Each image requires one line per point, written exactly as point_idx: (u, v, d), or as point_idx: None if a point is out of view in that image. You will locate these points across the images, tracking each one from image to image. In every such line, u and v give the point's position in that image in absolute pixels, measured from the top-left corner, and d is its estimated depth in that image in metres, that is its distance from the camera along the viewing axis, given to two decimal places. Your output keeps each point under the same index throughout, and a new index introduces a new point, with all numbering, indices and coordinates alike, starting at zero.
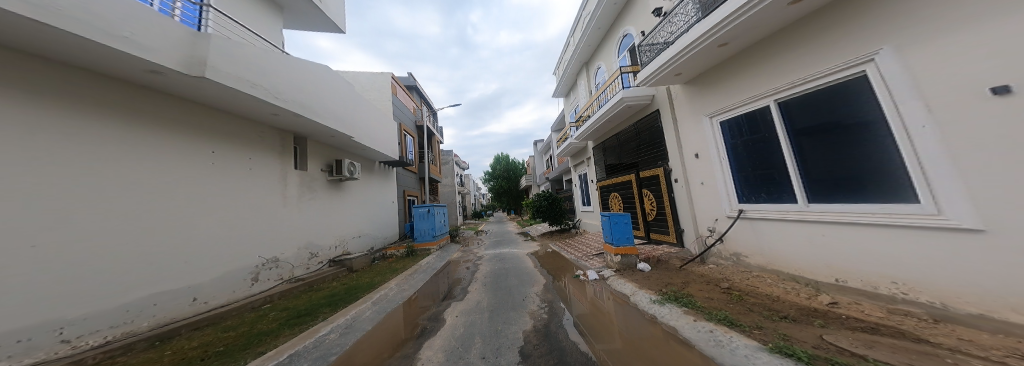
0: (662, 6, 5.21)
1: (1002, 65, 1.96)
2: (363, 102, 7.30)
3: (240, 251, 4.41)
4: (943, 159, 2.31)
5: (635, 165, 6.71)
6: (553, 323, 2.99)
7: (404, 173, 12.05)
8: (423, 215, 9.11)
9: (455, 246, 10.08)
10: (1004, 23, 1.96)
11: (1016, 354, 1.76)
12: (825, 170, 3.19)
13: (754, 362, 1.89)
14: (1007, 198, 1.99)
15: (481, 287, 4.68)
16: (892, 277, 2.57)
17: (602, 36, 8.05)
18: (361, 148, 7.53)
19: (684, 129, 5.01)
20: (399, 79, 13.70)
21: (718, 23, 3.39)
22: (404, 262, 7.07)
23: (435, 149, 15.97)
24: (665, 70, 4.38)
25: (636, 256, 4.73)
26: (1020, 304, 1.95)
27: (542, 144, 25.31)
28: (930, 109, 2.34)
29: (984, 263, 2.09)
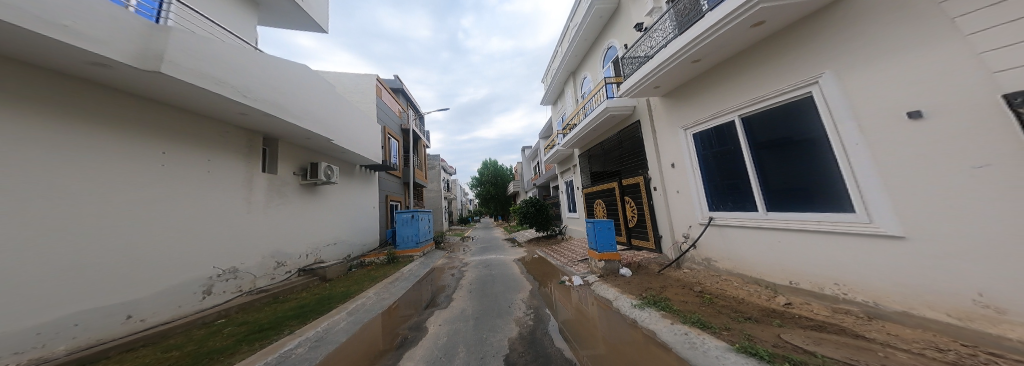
0: (644, 22, 5.53)
1: (920, 95, 2.28)
2: (345, 103, 7.00)
3: (190, 261, 3.99)
4: (872, 174, 2.62)
5: (618, 173, 6.95)
6: (539, 330, 2.97)
7: (388, 177, 11.65)
8: (406, 221, 8.81)
9: (439, 252, 9.79)
10: (919, 61, 2.29)
11: (932, 346, 2.00)
12: (781, 182, 3.49)
13: (723, 362, 2.00)
14: (923, 209, 2.29)
15: (467, 294, 4.57)
16: (835, 279, 2.84)
17: (588, 47, 8.37)
18: (340, 151, 7.17)
19: (662, 140, 5.28)
20: (385, 81, 13.36)
21: (691, 42, 3.65)
22: (384, 270, 6.71)
23: (422, 153, 15.62)
24: (645, 82, 4.63)
25: (618, 262, 4.84)
26: (934, 302, 2.23)
27: (530, 150, 25.42)
28: (862, 129, 2.66)
29: (905, 267, 2.39)
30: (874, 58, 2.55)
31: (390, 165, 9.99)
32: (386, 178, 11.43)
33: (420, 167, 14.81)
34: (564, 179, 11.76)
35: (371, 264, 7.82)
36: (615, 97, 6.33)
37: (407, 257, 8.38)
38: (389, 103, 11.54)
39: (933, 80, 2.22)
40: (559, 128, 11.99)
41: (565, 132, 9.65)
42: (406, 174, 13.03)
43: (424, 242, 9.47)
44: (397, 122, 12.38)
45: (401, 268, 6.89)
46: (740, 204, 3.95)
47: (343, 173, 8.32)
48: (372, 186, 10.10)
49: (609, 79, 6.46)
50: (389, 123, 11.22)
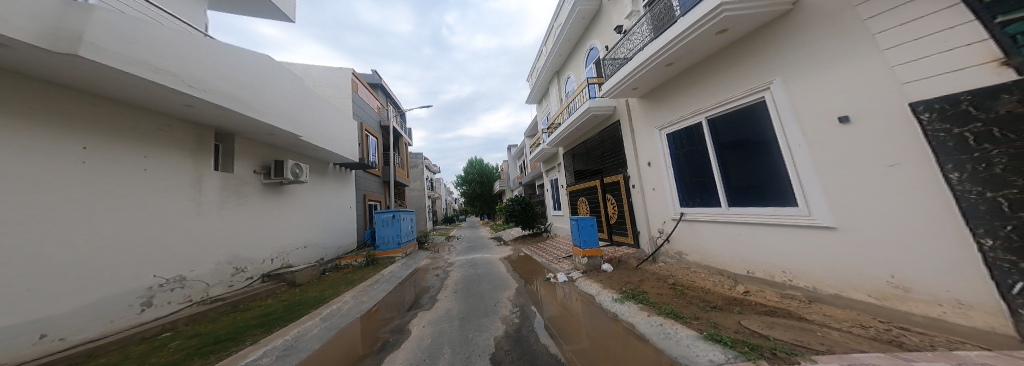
0: (623, 24, 5.74)
1: (849, 102, 2.59)
2: (316, 97, 6.55)
3: (122, 271, 3.53)
4: (813, 173, 2.93)
5: (599, 171, 7.18)
6: (525, 327, 3.00)
7: (367, 176, 11.13)
8: (387, 221, 8.46)
9: (422, 253, 9.52)
10: (849, 72, 2.59)
11: (857, 324, 2.31)
12: (739, 180, 3.78)
13: (693, 350, 2.13)
14: (853, 203, 2.61)
15: (452, 294, 4.48)
16: (783, 268, 3.16)
17: (570, 47, 8.53)
18: (311, 148, 6.70)
19: (640, 139, 5.52)
20: (362, 76, 12.73)
21: (664, 47, 3.84)
22: (363, 273, 6.39)
23: (403, 152, 15.10)
24: (623, 84, 4.82)
25: (600, 258, 5.01)
26: (858, 284, 2.56)
27: (516, 148, 25.37)
28: (805, 132, 2.96)
29: (837, 255, 2.71)
30: (816, 67, 2.83)
31: (368, 163, 9.52)
32: (365, 177, 10.92)
33: (401, 165, 14.28)
34: (549, 177, 11.93)
35: (348, 267, 7.42)
36: (597, 97, 6.51)
37: (387, 259, 8.05)
38: (366, 99, 10.98)
39: (858, 90, 2.53)
40: (544, 127, 12.11)
41: (549, 131, 9.78)
42: (387, 173, 12.51)
43: (406, 242, 9.16)
44: (376, 119, 11.81)
45: (381, 270, 6.60)
46: (706, 201, 4.24)
47: (314, 172, 7.79)
48: (348, 185, 9.58)
49: (591, 79, 6.63)
50: (367, 120, 10.68)
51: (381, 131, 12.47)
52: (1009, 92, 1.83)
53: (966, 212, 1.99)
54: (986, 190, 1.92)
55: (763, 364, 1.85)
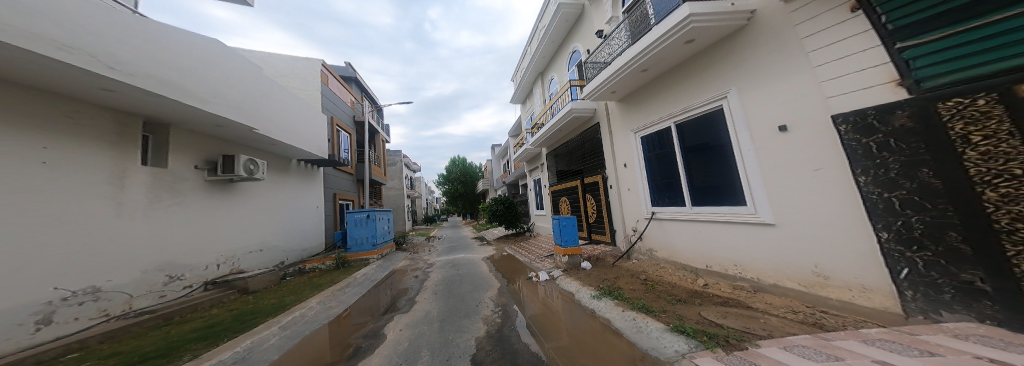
0: (604, 29, 5.93)
1: (788, 113, 2.91)
2: (276, 86, 5.98)
3: (12, 283, 2.96)
4: (759, 176, 3.25)
5: (580, 172, 7.38)
6: (506, 326, 3.00)
7: (339, 174, 10.47)
8: (361, 222, 8.01)
9: (399, 254, 9.14)
10: (790, 85, 2.89)
11: (791, 310, 2.65)
12: (700, 181, 4.07)
13: (661, 342, 2.28)
14: (790, 203, 2.93)
15: (431, 296, 4.36)
16: (734, 262, 3.49)
17: (554, 49, 8.66)
18: (270, 143, 6.11)
19: (617, 141, 5.74)
20: (335, 68, 11.97)
21: (638, 55, 4.05)
22: (331, 277, 5.99)
23: (381, 149, 14.43)
24: (602, 88, 5.01)
25: (580, 256, 5.14)
26: (792, 275, 2.91)
27: (501, 147, 25.24)
28: (754, 138, 3.27)
29: (778, 250, 3.04)
30: (766, 80, 3.13)
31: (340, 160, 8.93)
32: (337, 175, 10.27)
33: (378, 163, 13.61)
34: (532, 177, 12.04)
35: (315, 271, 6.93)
36: (578, 99, 6.69)
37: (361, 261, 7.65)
38: (339, 92, 10.28)
39: (795, 102, 2.86)
40: (528, 127, 12.15)
41: (533, 131, 9.88)
42: (362, 171, 11.86)
43: (383, 243, 8.77)
44: (350, 114, 11.12)
45: (353, 273, 6.22)
46: (672, 201, 4.53)
47: (273, 168, 7.13)
48: (316, 184, 8.93)
49: (573, 82, 6.78)
50: (338, 114, 10.01)
51: (356, 126, 11.76)
52: (901, 109, 2.22)
53: (869, 209, 2.35)
54: (884, 191, 2.30)
55: (720, 351, 2.02)
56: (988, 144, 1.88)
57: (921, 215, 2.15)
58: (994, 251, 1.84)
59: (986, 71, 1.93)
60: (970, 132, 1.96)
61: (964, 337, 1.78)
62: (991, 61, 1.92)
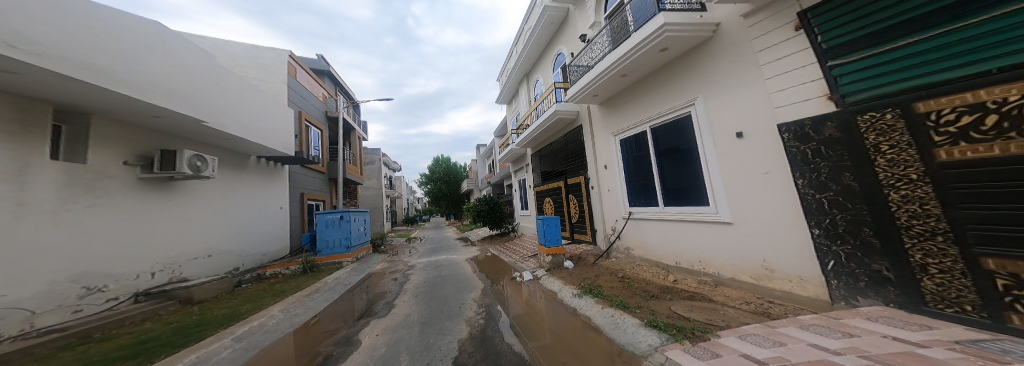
0: (587, 34, 6.08)
1: (745, 121, 3.18)
2: (228, 74, 5.44)
3: None
4: (719, 178, 3.50)
5: (563, 173, 7.50)
6: (489, 327, 2.97)
7: (307, 172, 9.81)
8: (333, 223, 7.59)
9: (377, 256, 8.75)
10: (747, 95, 3.15)
11: (747, 301, 2.92)
12: (671, 183, 4.30)
13: (636, 337, 2.39)
14: (746, 203, 3.19)
15: (412, 298, 4.22)
16: (699, 258, 3.74)
17: (540, 51, 8.73)
18: (227, 138, 5.60)
19: (599, 143, 5.90)
20: (306, 60, 11.24)
21: (618, 60, 4.20)
22: (298, 283, 5.61)
23: (357, 146, 13.76)
24: (585, 91, 5.14)
25: (563, 256, 5.22)
26: (747, 270, 3.17)
27: (484, 147, 24.93)
28: (715, 143, 3.53)
29: (736, 246, 3.29)
30: (726, 90, 3.38)
31: (308, 158, 8.35)
32: (304, 174, 9.62)
33: (354, 161, 12.95)
34: (517, 178, 12.07)
35: (277, 277, 6.43)
36: (563, 101, 6.82)
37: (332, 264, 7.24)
38: (309, 85, 9.63)
39: (750, 112, 3.13)
40: (513, 128, 12.15)
41: (518, 132, 9.90)
42: (336, 170, 11.22)
43: (358, 246, 8.36)
44: (322, 109, 10.47)
45: (323, 278, 5.86)
46: (646, 201, 4.75)
47: (224, 165, 6.44)
48: (279, 182, 8.29)
49: (557, 84, 6.89)
50: (308, 109, 9.37)
51: (329, 122, 11.10)
52: (830, 121, 2.55)
53: (806, 208, 2.65)
54: (817, 192, 2.61)
55: (687, 343, 2.14)
56: (892, 153, 2.23)
57: (843, 213, 2.48)
58: (898, 244, 2.20)
59: (896, 89, 2.26)
60: (879, 141, 2.30)
61: (876, 319, 2.14)
62: (899, 80, 2.25)
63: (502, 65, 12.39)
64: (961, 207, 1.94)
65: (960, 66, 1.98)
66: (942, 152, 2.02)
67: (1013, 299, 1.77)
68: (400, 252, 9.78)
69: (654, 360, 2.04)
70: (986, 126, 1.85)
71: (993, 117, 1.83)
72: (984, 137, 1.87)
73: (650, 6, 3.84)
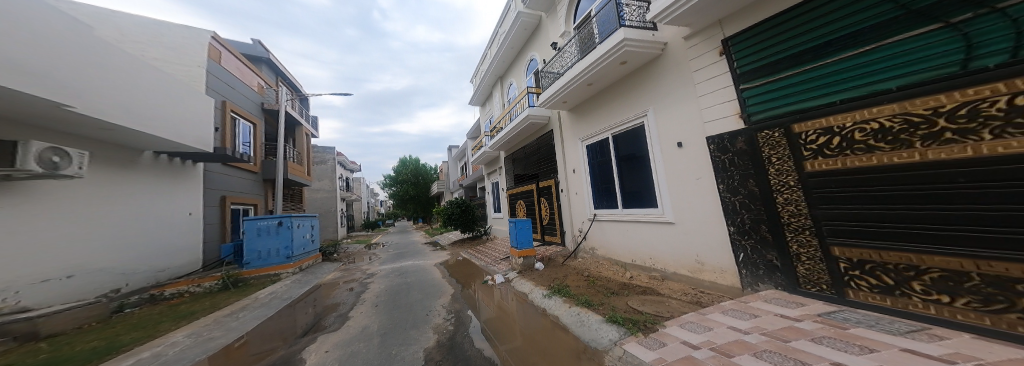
0: (558, 42, 6.32)
1: (683, 132, 3.56)
2: (122, 53, 4.40)
3: None
4: (664, 182, 3.85)
5: (536, 176, 7.62)
6: (459, 333, 2.88)
7: (234, 173, 8.17)
8: (270, 231, 6.75)
9: (331, 266, 7.97)
10: (686, 109, 3.54)
11: (687, 292, 3.27)
12: (627, 186, 4.63)
13: (598, 334, 2.51)
14: (685, 205, 3.56)
15: (372, 308, 3.93)
16: (651, 256, 4.07)
17: (514, 55, 8.81)
18: (109, 131, 4.46)
19: (568, 148, 6.12)
20: (234, 44, 9.87)
21: (583, 70, 4.46)
22: (221, 301, 4.83)
23: (304, 144, 12.43)
24: (555, 97, 5.32)
25: (534, 257, 5.28)
26: (688, 265, 3.53)
27: (456, 149, 24.07)
28: (661, 150, 3.90)
29: (679, 244, 3.64)
30: (671, 103, 3.76)
31: (236, 156, 6.88)
32: (233, 175, 8.09)
33: (298, 161, 11.60)
34: (490, 180, 11.97)
35: (180, 298, 5.29)
36: (535, 106, 6.96)
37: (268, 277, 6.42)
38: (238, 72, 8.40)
39: (687, 123, 3.53)
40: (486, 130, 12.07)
41: (492, 134, 9.87)
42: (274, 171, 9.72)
43: (304, 255, 7.53)
44: (255, 101, 9.17)
45: (255, 294, 5.12)
46: (608, 204, 5.04)
47: (110, 160, 4.98)
48: (191, 183, 6.64)
49: (530, 89, 6.99)
50: (236, 101, 8.18)
51: (264, 115, 9.78)
52: (739, 136, 3.00)
53: (724, 209, 3.11)
54: (730, 195, 3.07)
55: (640, 335, 2.31)
56: (779, 164, 2.76)
57: (747, 214, 2.93)
58: (784, 238, 2.71)
59: (781, 112, 2.75)
60: (770, 154, 2.81)
61: (770, 301, 2.61)
62: (784, 104, 2.75)
63: (477, 66, 12.26)
64: (822, 207, 2.48)
65: (820, 97, 2.52)
66: (808, 164, 2.56)
67: (850, 277, 2.32)
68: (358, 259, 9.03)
69: (614, 354, 2.17)
70: (833, 145, 2.40)
71: (838, 139, 2.38)
72: (834, 153, 2.40)
73: (612, 22, 4.13)
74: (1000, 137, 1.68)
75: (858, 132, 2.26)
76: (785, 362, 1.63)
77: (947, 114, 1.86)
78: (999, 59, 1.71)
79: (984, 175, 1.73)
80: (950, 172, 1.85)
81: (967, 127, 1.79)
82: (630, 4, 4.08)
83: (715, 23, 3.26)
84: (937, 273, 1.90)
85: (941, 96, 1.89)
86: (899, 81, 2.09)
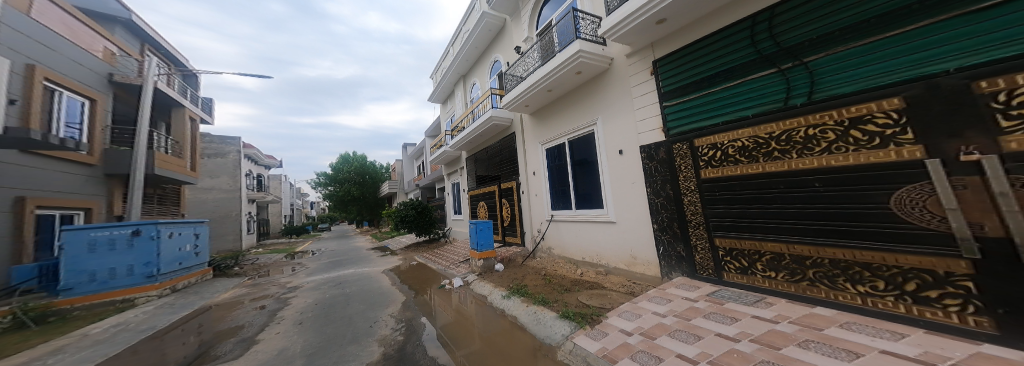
0: (521, 46, 6.43)
1: (624, 140, 3.95)
2: None
3: None
4: (609, 184, 4.19)
5: (497, 177, 7.63)
6: (410, 343, 2.73)
7: (48, 166, 5.81)
8: (113, 245, 5.11)
9: (229, 283, 6.69)
10: (627, 119, 3.93)
11: (627, 285, 3.61)
12: (579, 188, 4.91)
13: (552, 330, 2.62)
14: (625, 205, 3.91)
15: (299, 327, 3.44)
16: (598, 254, 4.38)
17: (477, 55, 8.71)
18: None
19: (528, 151, 6.26)
20: None
21: (543, 76, 4.63)
22: (20, 344, 3.32)
23: (187, 132, 9.95)
24: (517, 101, 5.41)
25: (494, 259, 5.27)
26: (627, 260, 3.89)
27: (411, 147, 22.63)
28: (606, 156, 4.25)
29: (621, 242, 3.99)
30: (614, 114, 4.12)
31: (48, 141, 4.87)
32: (55, 170, 5.93)
33: (174, 154, 9.07)
34: (450, 181, 11.62)
35: None
36: (499, 107, 6.97)
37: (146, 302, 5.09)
38: (65, 29, 6.29)
39: (626, 133, 3.93)
40: (447, 129, 11.68)
41: (454, 134, 9.57)
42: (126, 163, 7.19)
43: (180, 271, 6.06)
44: (98, 71, 7.03)
45: (72, 333, 3.68)
46: (562, 205, 5.29)
47: None
48: None
49: (494, 90, 6.97)
50: (58, 67, 6.05)
51: (115, 89, 7.53)
52: (660, 147, 3.46)
53: (653, 209, 3.51)
54: (654, 197, 3.51)
55: (588, 327, 2.48)
56: (684, 171, 3.25)
57: (664, 213, 3.39)
58: (687, 233, 3.19)
59: (686, 128, 3.25)
60: (681, 163, 3.29)
61: (679, 287, 3.03)
62: (688, 122, 3.25)
63: (438, 62, 11.85)
64: (711, 208, 3.03)
65: (710, 118, 3.08)
66: (703, 172, 3.09)
67: (725, 262, 2.91)
68: (275, 271, 7.88)
69: (565, 348, 2.29)
70: (717, 158, 2.98)
71: (719, 153, 2.97)
72: (718, 164, 2.98)
73: (569, 33, 4.38)
74: (801, 156, 2.36)
75: (733, 148, 2.86)
76: (689, 338, 2.00)
77: (776, 138, 2.54)
78: (802, 99, 2.40)
79: (795, 183, 2.42)
80: (777, 181, 2.54)
81: (786, 148, 2.46)
82: (585, 18, 4.36)
83: (648, 46, 3.68)
84: (769, 256, 2.59)
85: (773, 125, 2.56)
86: (754, 110, 2.74)
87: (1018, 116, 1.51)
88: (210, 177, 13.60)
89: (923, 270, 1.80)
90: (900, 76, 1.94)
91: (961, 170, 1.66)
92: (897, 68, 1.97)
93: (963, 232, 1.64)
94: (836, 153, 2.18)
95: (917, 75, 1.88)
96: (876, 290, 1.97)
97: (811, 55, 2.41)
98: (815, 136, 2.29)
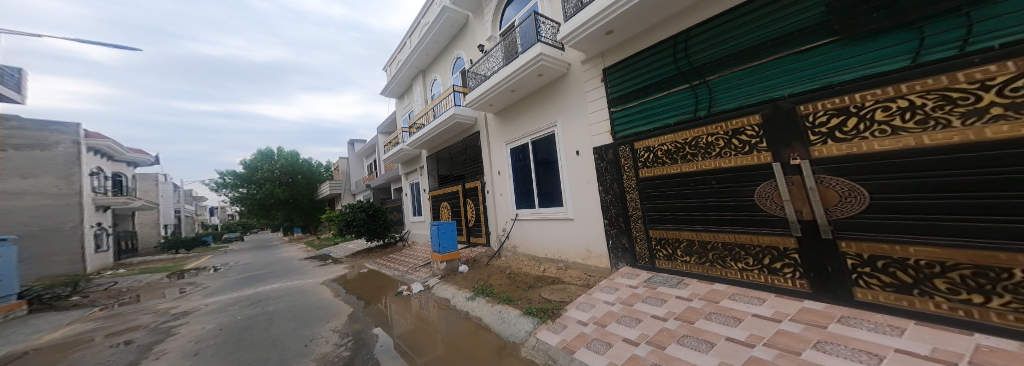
0: (484, 44, 6.35)
1: (580, 141, 4.15)
2: None
3: None
4: (565, 182, 4.36)
5: (462, 177, 7.42)
6: (361, 356, 2.52)
7: None
8: None
9: (72, 318, 5.25)
10: (579, 122, 4.18)
11: (585, 278, 3.79)
12: (541, 187, 5.00)
13: (517, 326, 2.63)
14: (581, 202, 4.11)
15: (208, 356, 2.90)
16: (560, 250, 4.50)
17: (438, 50, 8.38)
18: None
19: (493, 150, 6.22)
20: None
21: (507, 76, 4.63)
22: None
23: None
24: (481, 99, 5.33)
25: (458, 260, 5.12)
26: (585, 255, 4.07)
27: (360, 144, 20.81)
28: (563, 155, 4.40)
29: (579, 237, 4.15)
30: (571, 117, 4.32)
31: None
32: None
33: None
34: (409, 181, 11.00)
35: None
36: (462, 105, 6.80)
37: None
38: None
39: (580, 134, 4.16)
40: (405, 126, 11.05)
41: (412, 131, 9.08)
42: None
43: None
44: None
45: None
46: (527, 204, 5.35)
47: None
48: None
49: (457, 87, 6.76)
50: None
51: None
52: (607, 150, 3.71)
53: (604, 205, 3.74)
54: (604, 193, 3.75)
55: (549, 322, 2.53)
56: (626, 171, 3.51)
57: (609, 210, 3.67)
58: (627, 227, 3.48)
59: (626, 133, 3.55)
60: (624, 164, 3.55)
61: (623, 275, 3.29)
62: (628, 127, 3.54)
63: (393, 54, 11.13)
64: (647, 204, 3.31)
65: (643, 124, 3.37)
66: (641, 172, 3.37)
67: (655, 252, 3.23)
68: (150, 298, 6.41)
69: (529, 344, 2.31)
70: (650, 160, 3.28)
71: (651, 155, 3.27)
72: (651, 165, 3.27)
73: (532, 36, 4.45)
74: (703, 159, 2.79)
75: (660, 151, 3.17)
76: (631, 322, 2.16)
77: (689, 144, 2.90)
78: (703, 112, 2.83)
79: (695, 181, 2.86)
80: (686, 179, 2.94)
81: (695, 152, 2.85)
82: (546, 22, 4.46)
83: (597, 55, 3.93)
84: (684, 243, 2.96)
85: (686, 132, 2.93)
86: (676, 118, 3.07)
87: (818, 133, 2.10)
88: (20, 178, 9.99)
89: (771, 248, 2.34)
90: (760, 98, 2.45)
91: (792, 170, 2.20)
92: (755, 92, 2.49)
93: (791, 217, 2.20)
94: (722, 157, 2.63)
95: (767, 98, 2.39)
96: (747, 266, 2.48)
97: (712, 74, 2.82)
98: (711, 143, 2.73)
